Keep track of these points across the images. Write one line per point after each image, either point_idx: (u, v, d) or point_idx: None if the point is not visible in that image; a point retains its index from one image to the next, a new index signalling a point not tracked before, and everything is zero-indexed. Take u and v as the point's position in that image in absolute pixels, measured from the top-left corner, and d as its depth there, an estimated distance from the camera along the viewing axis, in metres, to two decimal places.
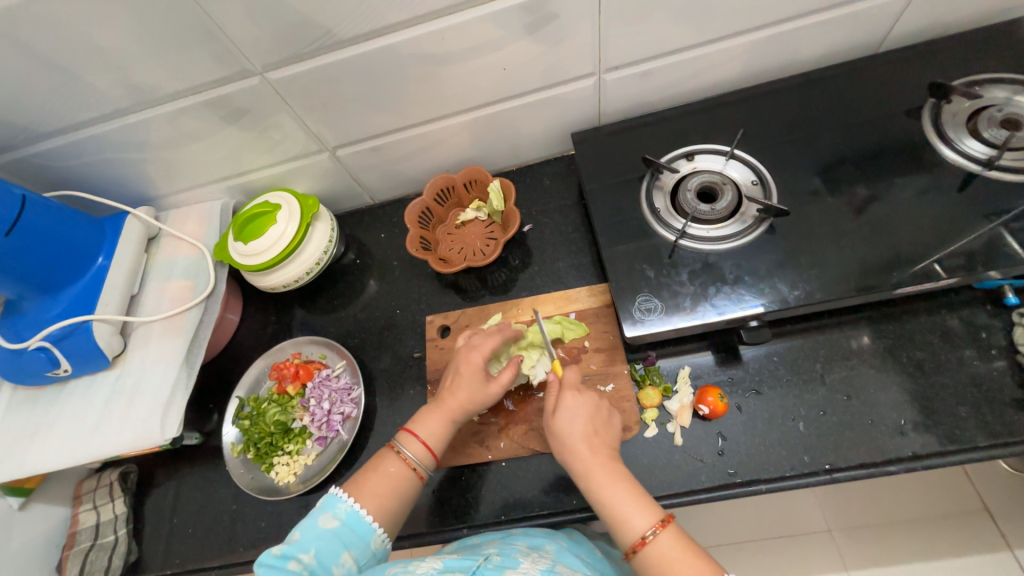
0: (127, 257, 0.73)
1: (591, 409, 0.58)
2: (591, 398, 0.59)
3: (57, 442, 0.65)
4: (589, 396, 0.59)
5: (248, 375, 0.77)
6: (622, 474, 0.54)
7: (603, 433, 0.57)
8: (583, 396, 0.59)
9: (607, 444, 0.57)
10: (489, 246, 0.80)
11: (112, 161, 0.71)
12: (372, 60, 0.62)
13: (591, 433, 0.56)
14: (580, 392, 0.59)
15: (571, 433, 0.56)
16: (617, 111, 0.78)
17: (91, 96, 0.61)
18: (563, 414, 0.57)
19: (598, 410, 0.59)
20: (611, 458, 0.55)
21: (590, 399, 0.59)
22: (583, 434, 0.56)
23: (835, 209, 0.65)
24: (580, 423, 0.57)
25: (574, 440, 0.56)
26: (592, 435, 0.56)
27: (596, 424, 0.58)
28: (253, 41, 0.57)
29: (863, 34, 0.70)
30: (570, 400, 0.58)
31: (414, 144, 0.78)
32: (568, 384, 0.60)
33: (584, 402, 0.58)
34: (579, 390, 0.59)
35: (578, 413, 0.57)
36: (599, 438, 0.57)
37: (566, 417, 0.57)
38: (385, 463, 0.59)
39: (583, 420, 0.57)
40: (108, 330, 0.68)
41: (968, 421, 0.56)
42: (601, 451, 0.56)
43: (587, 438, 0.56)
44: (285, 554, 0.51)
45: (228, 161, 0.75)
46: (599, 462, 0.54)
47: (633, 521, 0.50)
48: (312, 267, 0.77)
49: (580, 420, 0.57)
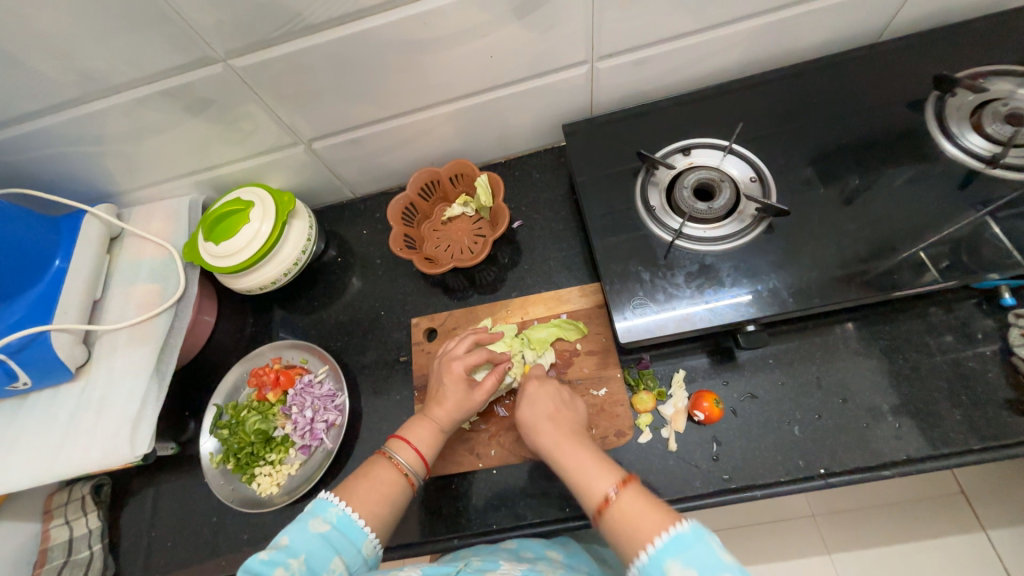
0: (87, 260, 0.68)
1: (553, 393, 0.59)
2: (555, 384, 0.60)
3: (19, 460, 0.61)
4: (552, 383, 0.61)
5: (225, 382, 0.74)
6: (585, 444, 0.53)
7: (568, 413, 0.58)
8: (547, 383, 0.60)
9: (572, 421, 0.57)
10: (477, 244, 0.77)
11: (66, 155, 0.65)
12: (348, 46, 0.57)
13: (555, 412, 0.57)
14: (544, 380, 0.61)
15: (534, 413, 0.57)
16: (611, 101, 0.74)
17: (35, 86, 0.55)
18: (525, 399, 0.59)
19: (562, 393, 0.60)
20: (575, 433, 0.55)
21: (551, 386, 0.60)
22: (547, 414, 0.57)
23: (835, 206, 0.63)
24: (542, 404, 0.58)
25: (537, 419, 0.56)
26: (554, 413, 0.57)
27: (559, 405, 0.58)
28: (214, 26, 0.51)
29: (867, 21, 0.67)
30: (532, 388, 0.59)
31: (396, 136, 0.73)
32: (532, 376, 0.62)
33: (546, 388, 0.60)
34: (542, 379, 0.61)
35: (541, 397, 0.58)
36: (563, 416, 0.57)
37: (528, 405, 0.58)
38: (375, 470, 0.56)
39: (546, 400, 0.58)
40: (70, 340, 0.63)
41: (962, 423, 0.56)
42: (565, 426, 0.56)
43: (550, 417, 0.56)
44: (273, 559, 0.47)
45: (194, 155, 0.69)
46: (562, 435, 0.54)
47: (595, 484, 0.48)
48: (289, 268, 0.72)
49: (543, 403, 0.58)
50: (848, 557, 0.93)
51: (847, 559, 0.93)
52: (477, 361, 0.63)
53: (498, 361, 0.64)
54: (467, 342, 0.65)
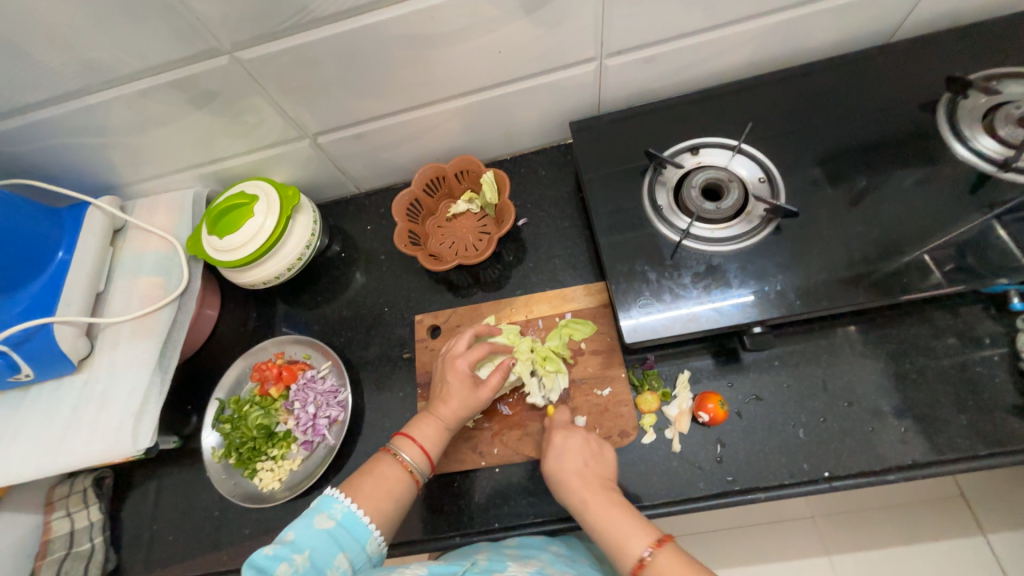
0: (90, 252, 0.67)
1: (581, 444, 0.57)
2: (580, 433, 0.59)
3: (22, 451, 0.61)
4: (579, 432, 0.59)
5: (228, 377, 0.74)
6: (617, 501, 0.53)
7: (597, 465, 0.56)
8: (573, 432, 0.59)
9: (601, 473, 0.56)
10: (481, 241, 0.76)
11: (69, 146, 0.65)
12: (355, 40, 0.56)
13: (584, 467, 0.56)
14: (571, 430, 0.59)
15: (563, 467, 0.56)
16: (618, 98, 0.73)
17: (39, 76, 0.54)
18: (554, 451, 0.57)
19: (590, 442, 0.58)
20: (605, 487, 0.54)
21: (578, 437, 0.58)
22: (575, 468, 0.55)
23: (844, 209, 0.62)
24: (571, 458, 0.56)
25: (567, 475, 0.55)
26: (584, 468, 0.55)
27: (588, 458, 0.57)
28: (220, 18, 0.51)
29: (879, 21, 0.66)
30: (560, 439, 0.58)
31: (402, 132, 0.73)
32: (557, 424, 0.61)
33: (573, 438, 0.58)
34: (569, 429, 0.59)
35: (569, 451, 0.57)
36: (592, 470, 0.56)
37: (556, 458, 0.57)
38: (381, 467, 0.56)
39: (575, 453, 0.57)
40: (73, 333, 0.63)
41: (968, 428, 0.55)
42: (595, 481, 0.55)
43: (579, 472, 0.55)
44: (278, 554, 0.47)
45: (199, 148, 0.69)
46: (593, 492, 0.54)
47: (630, 545, 0.50)
48: (293, 263, 0.72)
49: (571, 457, 0.56)
50: (847, 559, 0.93)
51: (847, 561, 0.93)
52: (479, 356, 0.63)
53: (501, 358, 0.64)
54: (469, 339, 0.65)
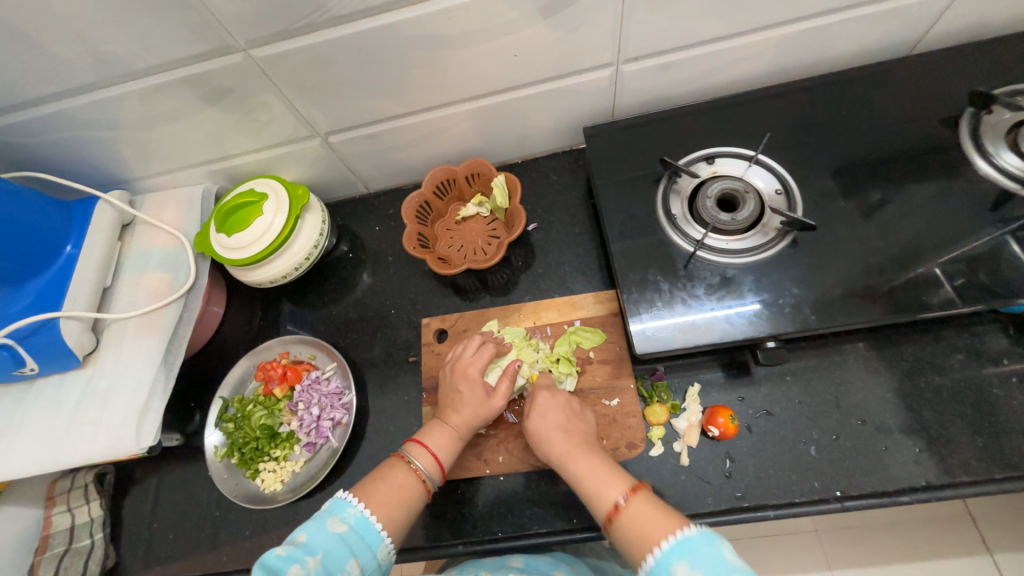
0: (98, 247, 0.67)
1: (562, 403, 0.59)
2: (563, 394, 0.60)
3: (25, 446, 0.61)
4: (561, 393, 0.61)
5: (232, 375, 0.73)
6: (596, 454, 0.54)
7: (577, 423, 0.58)
8: (556, 393, 0.60)
9: (582, 431, 0.57)
10: (491, 245, 0.75)
11: (80, 139, 0.64)
12: (371, 40, 0.55)
13: (565, 422, 0.57)
14: (553, 391, 0.61)
15: (542, 422, 0.57)
16: (633, 105, 0.73)
17: (52, 69, 0.54)
18: (535, 410, 0.59)
19: (572, 403, 0.60)
20: (585, 442, 0.55)
21: (560, 396, 0.60)
22: (556, 423, 0.57)
23: (862, 223, 0.61)
24: (550, 414, 0.58)
25: (547, 430, 0.56)
26: (564, 424, 0.57)
27: (569, 416, 0.58)
28: (236, 15, 0.50)
29: (902, 33, 0.65)
30: (542, 398, 0.59)
31: (414, 133, 0.72)
32: (541, 387, 0.62)
33: (554, 398, 0.59)
34: (552, 390, 0.61)
35: (551, 407, 0.58)
36: (573, 427, 0.57)
37: (538, 415, 0.58)
38: (394, 473, 0.55)
39: (555, 411, 0.58)
40: (78, 328, 0.63)
41: (984, 451, 0.54)
42: (575, 437, 0.56)
43: (560, 426, 0.57)
44: (290, 555, 0.46)
45: (209, 145, 0.68)
46: (573, 445, 0.55)
47: (606, 491, 0.50)
48: (301, 262, 0.72)
49: (553, 413, 0.58)
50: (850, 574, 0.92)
51: None
52: (488, 360, 0.63)
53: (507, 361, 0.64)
54: (475, 343, 0.65)
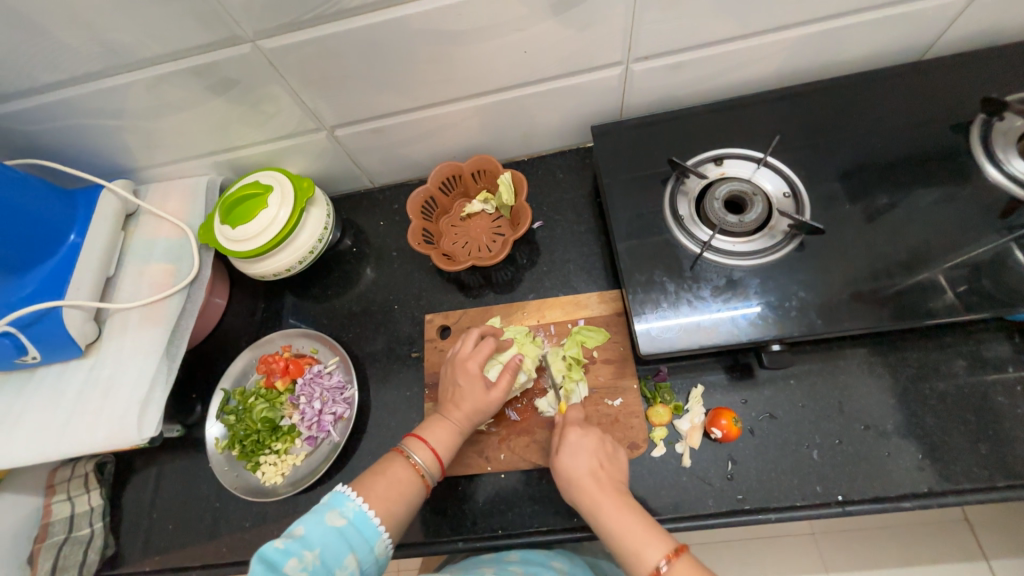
0: (101, 236, 0.67)
1: (594, 444, 0.56)
2: (596, 433, 0.57)
3: (26, 434, 0.61)
4: (593, 432, 0.58)
5: (234, 367, 0.73)
6: (632, 507, 0.51)
7: (611, 468, 0.55)
8: (588, 432, 0.57)
9: (615, 477, 0.54)
10: (496, 242, 0.75)
11: (85, 128, 0.64)
12: (380, 34, 0.55)
13: (598, 468, 0.54)
14: (584, 428, 0.58)
15: (575, 467, 0.54)
16: (641, 104, 0.72)
17: (58, 56, 0.53)
18: (566, 451, 0.56)
19: (604, 443, 0.57)
20: (618, 491, 0.53)
21: (592, 436, 0.57)
22: (588, 468, 0.54)
23: (869, 228, 0.61)
24: (583, 458, 0.55)
25: (580, 476, 0.54)
26: (597, 469, 0.54)
27: (601, 459, 0.55)
28: (245, 6, 0.50)
29: (914, 37, 0.64)
30: (573, 437, 0.56)
31: (421, 128, 0.72)
32: (570, 420, 0.59)
33: (586, 438, 0.56)
34: (583, 428, 0.58)
35: (583, 450, 0.55)
36: (606, 472, 0.54)
37: (569, 456, 0.55)
38: (394, 468, 0.55)
39: (588, 454, 0.55)
40: (81, 317, 0.63)
41: (987, 459, 0.54)
42: (609, 484, 0.53)
43: (592, 472, 0.54)
44: (288, 549, 0.46)
45: (215, 136, 0.68)
46: (607, 495, 0.52)
47: (646, 553, 0.47)
48: (305, 256, 0.72)
49: (585, 457, 0.55)
50: None
51: None
52: (488, 354, 0.63)
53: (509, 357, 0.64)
54: (476, 338, 0.65)
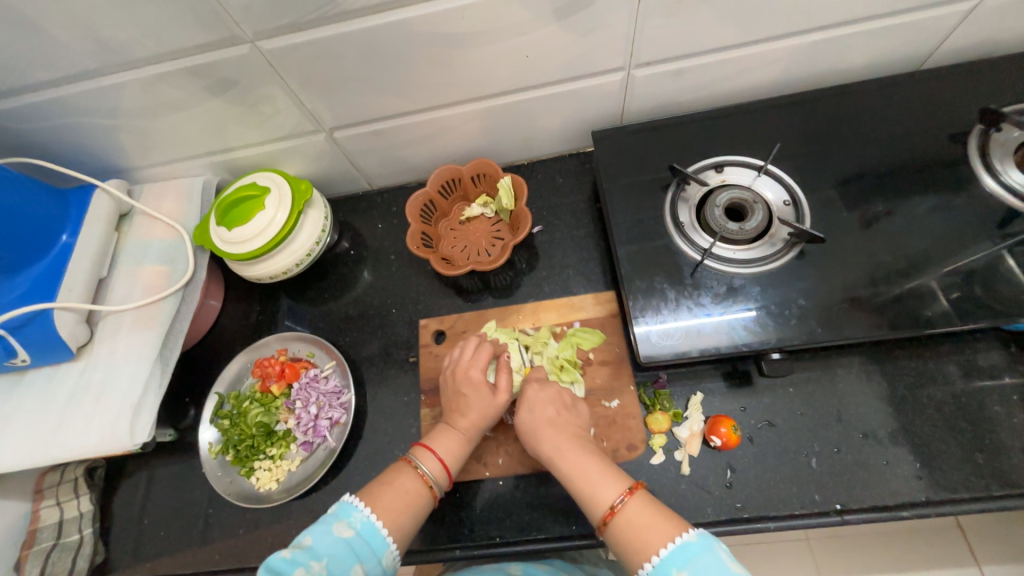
0: (94, 237, 0.66)
1: (553, 396, 0.59)
2: (555, 387, 0.61)
3: (14, 439, 0.59)
4: (553, 386, 0.61)
5: (228, 371, 0.72)
6: (590, 451, 0.54)
7: (568, 416, 0.58)
8: (547, 386, 0.61)
9: (573, 425, 0.57)
10: (495, 246, 0.75)
11: (79, 127, 0.63)
12: (381, 36, 0.55)
13: (555, 416, 0.58)
14: (543, 383, 0.61)
15: (534, 417, 0.58)
16: (642, 110, 0.72)
17: (52, 54, 0.52)
18: (526, 403, 0.59)
19: (562, 396, 0.60)
20: (576, 437, 0.56)
21: (551, 388, 0.60)
22: (547, 417, 0.57)
23: (868, 237, 0.61)
24: (542, 408, 0.58)
25: (538, 424, 0.57)
26: (555, 417, 0.57)
27: (559, 409, 0.59)
28: (244, 6, 0.49)
29: (913, 47, 0.65)
30: (532, 391, 0.60)
31: (421, 131, 0.71)
32: (533, 378, 0.63)
33: (546, 391, 0.60)
34: (543, 383, 0.61)
35: (541, 400, 0.59)
36: (564, 419, 0.58)
37: (527, 409, 0.59)
38: (400, 477, 0.55)
39: (546, 404, 0.58)
40: (73, 319, 0.61)
41: (984, 468, 0.54)
42: (566, 430, 0.56)
43: (550, 420, 0.57)
44: (296, 559, 0.45)
45: (211, 136, 0.67)
46: (565, 440, 0.55)
47: (602, 492, 0.50)
48: (302, 259, 0.71)
49: (543, 407, 0.58)
50: None
51: None
52: (487, 360, 0.63)
53: (501, 356, 0.65)
54: (474, 344, 0.65)
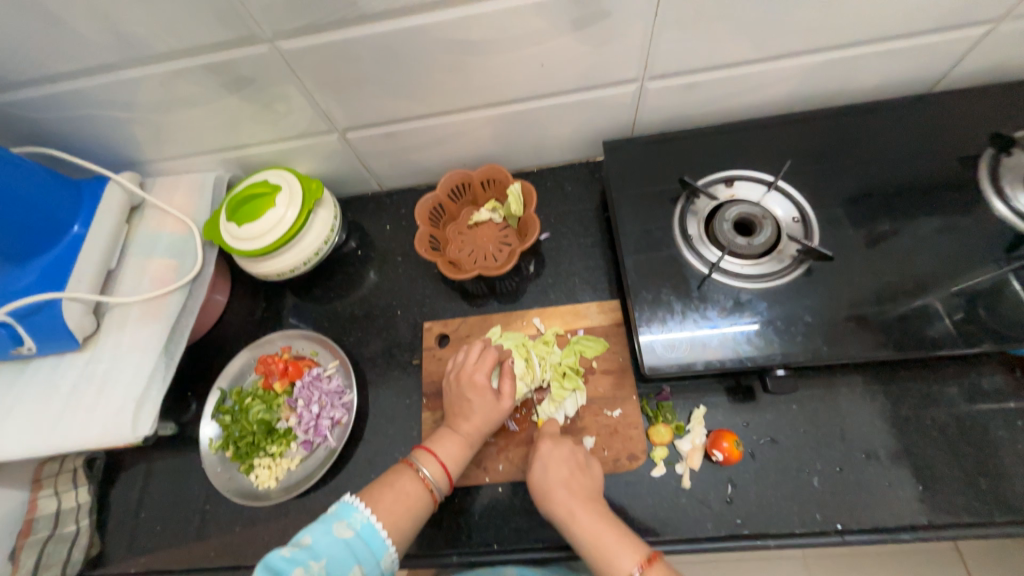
0: (105, 229, 0.66)
1: (568, 455, 0.57)
2: (569, 444, 0.58)
3: (17, 427, 0.59)
4: (566, 443, 0.58)
5: (231, 367, 0.72)
6: (605, 515, 0.53)
7: (583, 477, 0.56)
8: (562, 442, 0.58)
9: (588, 487, 0.55)
10: (502, 252, 0.75)
11: (95, 119, 0.63)
12: (399, 40, 0.55)
13: (569, 478, 0.55)
14: (557, 440, 0.59)
15: (548, 479, 0.55)
16: (653, 121, 0.72)
17: (74, 47, 0.53)
18: (539, 463, 0.57)
19: (576, 454, 0.58)
20: (591, 500, 0.54)
21: (564, 447, 0.58)
22: (561, 480, 0.55)
23: (876, 256, 0.61)
24: (556, 470, 0.56)
25: (552, 486, 0.54)
26: (570, 480, 0.55)
27: (573, 468, 0.56)
28: (265, 6, 0.49)
29: (925, 70, 0.65)
30: (546, 449, 0.57)
31: (433, 135, 0.71)
32: (546, 433, 0.60)
33: (560, 449, 0.57)
34: (556, 439, 0.59)
35: (554, 460, 0.56)
36: (579, 481, 0.55)
37: (541, 468, 0.56)
38: (401, 480, 0.55)
39: (561, 464, 0.56)
40: (80, 310, 0.62)
41: (987, 493, 0.54)
42: (581, 494, 0.54)
43: (566, 483, 0.55)
44: (294, 558, 0.46)
45: (225, 132, 0.68)
46: (580, 504, 0.53)
47: (619, 561, 0.49)
48: (310, 257, 0.71)
49: (557, 468, 0.56)
50: None
51: None
52: (492, 365, 0.63)
53: (505, 361, 0.65)
54: (478, 348, 0.65)
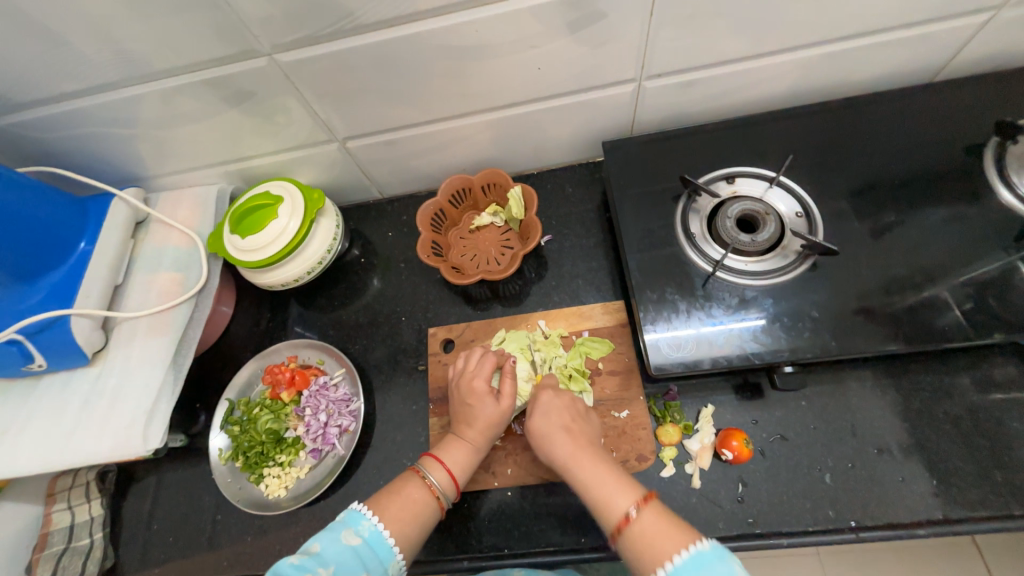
0: (111, 245, 0.67)
1: (568, 403, 0.59)
2: (568, 394, 0.60)
3: (30, 444, 0.60)
4: (566, 395, 0.60)
5: (239, 377, 0.73)
6: (604, 459, 0.54)
7: (582, 424, 0.57)
8: (562, 394, 0.60)
9: (587, 433, 0.56)
10: (504, 255, 0.75)
11: (99, 136, 0.64)
12: (396, 49, 0.55)
13: (569, 423, 0.57)
14: (557, 391, 0.60)
15: (548, 423, 0.57)
16: (652, 120, 0.72)
17: (77, 66, 0.54)
18: (538, 410, 0.58)
19: (575, 404, 0.59)
20: (590, 444, 0.55)
21: (565, 397, 0.60)
22: (562, 425, 0.56)
23: (882, 249, 0.60)
24: (556, 415, 0.57)
25: (552, 430, 0.56)
26: (569, 425, 0.57)
27: (573, 416, 0.58)
28: (263, 20, 0.50)
29: (926, 59, 0.65)
30: (546, 398, 0.59)
31: (432, 141, 0.72)
32: (545, 386, 0.62)
33: (560, 398, 0.59)
34: (556, 389, 0.61)
35: (555, 408, 0.58)
36: (578, 428, 0.57)
37: (540, 415, 0.58)
38: (408, 487, 0.55)
39: (560, 412, 0.58)
40: (88, 325, 0.62)
41: (1003, 486, 0.53)
42: (580, 438, 0.55)
43: (565, 427, 0.56)
44: (304, 565, 0.46)
45: (226, 145, 0.68)
46: (579, 446, 0.54)
47: (616, 502, 0.49)
48: (314, 266, 0.71)
49: (557, 414, 0.57)
50: None
51: None
52: (490, 369, 0.63)
53: (505, 363, 0.64)
54: (474, 355, 0.65)
